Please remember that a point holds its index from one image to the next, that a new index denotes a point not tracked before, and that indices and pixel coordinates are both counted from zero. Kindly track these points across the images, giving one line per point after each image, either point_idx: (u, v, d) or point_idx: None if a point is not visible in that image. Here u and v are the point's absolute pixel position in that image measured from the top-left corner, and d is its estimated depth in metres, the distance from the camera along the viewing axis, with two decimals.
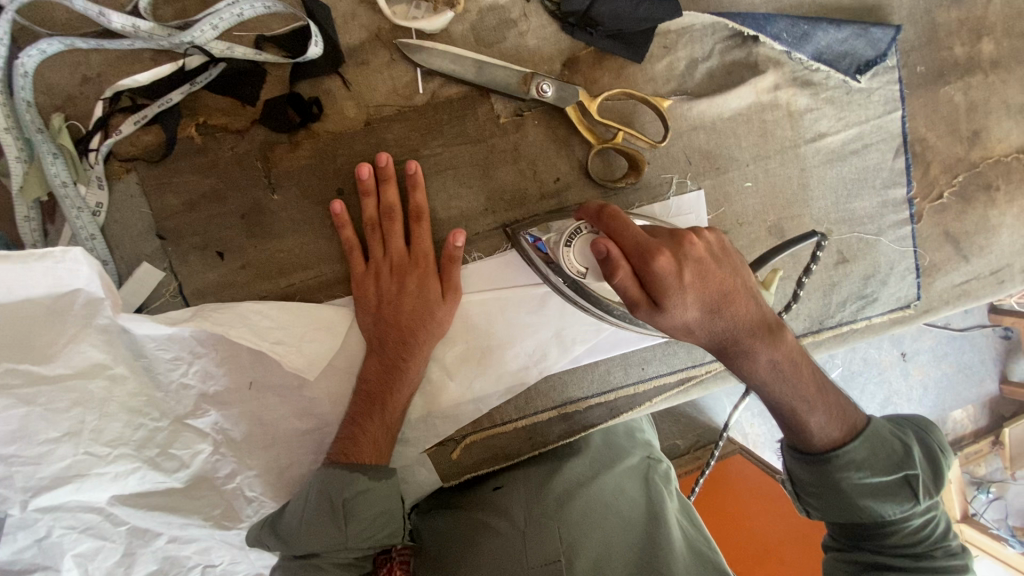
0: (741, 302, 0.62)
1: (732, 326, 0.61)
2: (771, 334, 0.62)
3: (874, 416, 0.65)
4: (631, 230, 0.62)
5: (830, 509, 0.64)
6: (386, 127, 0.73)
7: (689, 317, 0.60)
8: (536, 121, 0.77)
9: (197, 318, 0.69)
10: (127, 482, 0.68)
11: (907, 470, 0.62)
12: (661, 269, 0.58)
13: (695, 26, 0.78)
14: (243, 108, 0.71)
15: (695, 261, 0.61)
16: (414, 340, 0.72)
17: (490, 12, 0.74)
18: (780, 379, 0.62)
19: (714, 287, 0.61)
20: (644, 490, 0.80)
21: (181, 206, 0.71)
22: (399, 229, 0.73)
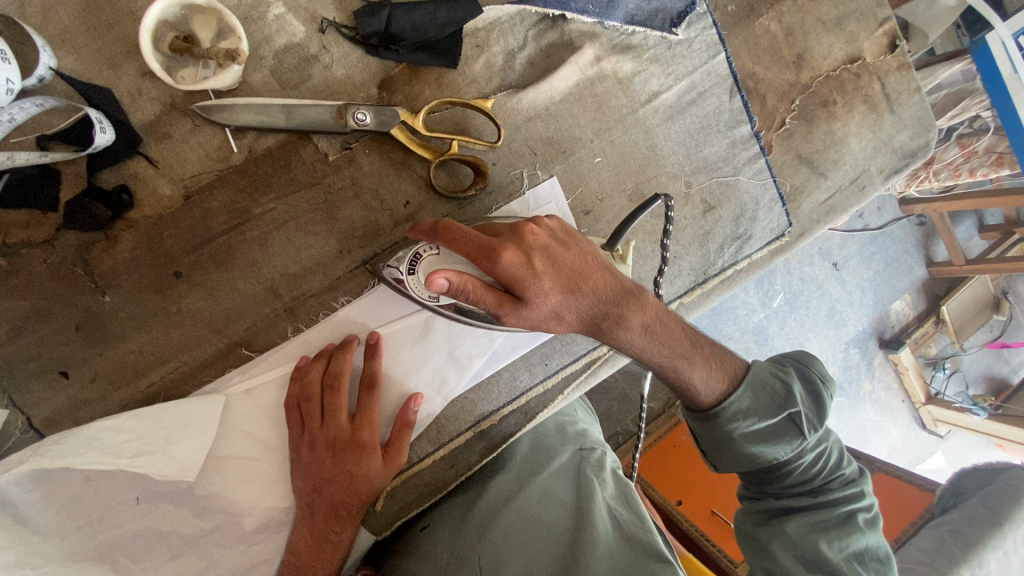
0: (598, 277, 0.64)
1: (600, 310, 0.63)
2: (638, 303, 0.65)
3: (753, 365, 0.74)
4: (469, 235, 0.60)
5: (733, 459, 0.73)
6: (209, 196, 0.70)
7: (553, 307, 0.61)
8: (368, 150, 0.74)
9: (35, 458, 0.63)
10: None
11: (789, 409, 0.72)
12: (510, 268, 0.58)
13: (502, 18, 0.77)
14: (45, 215, 0.65)
15: (543, 249, 0.61)
16: (348, 480, 0.69)
17: (287, 53, 0.71)
18: (655, 342, 0.66)
19: (567, 269, 0.62)
20: (575, 489, 0.82)
21: (4, 336, 0.65)
22: (324, 366, 0.70)
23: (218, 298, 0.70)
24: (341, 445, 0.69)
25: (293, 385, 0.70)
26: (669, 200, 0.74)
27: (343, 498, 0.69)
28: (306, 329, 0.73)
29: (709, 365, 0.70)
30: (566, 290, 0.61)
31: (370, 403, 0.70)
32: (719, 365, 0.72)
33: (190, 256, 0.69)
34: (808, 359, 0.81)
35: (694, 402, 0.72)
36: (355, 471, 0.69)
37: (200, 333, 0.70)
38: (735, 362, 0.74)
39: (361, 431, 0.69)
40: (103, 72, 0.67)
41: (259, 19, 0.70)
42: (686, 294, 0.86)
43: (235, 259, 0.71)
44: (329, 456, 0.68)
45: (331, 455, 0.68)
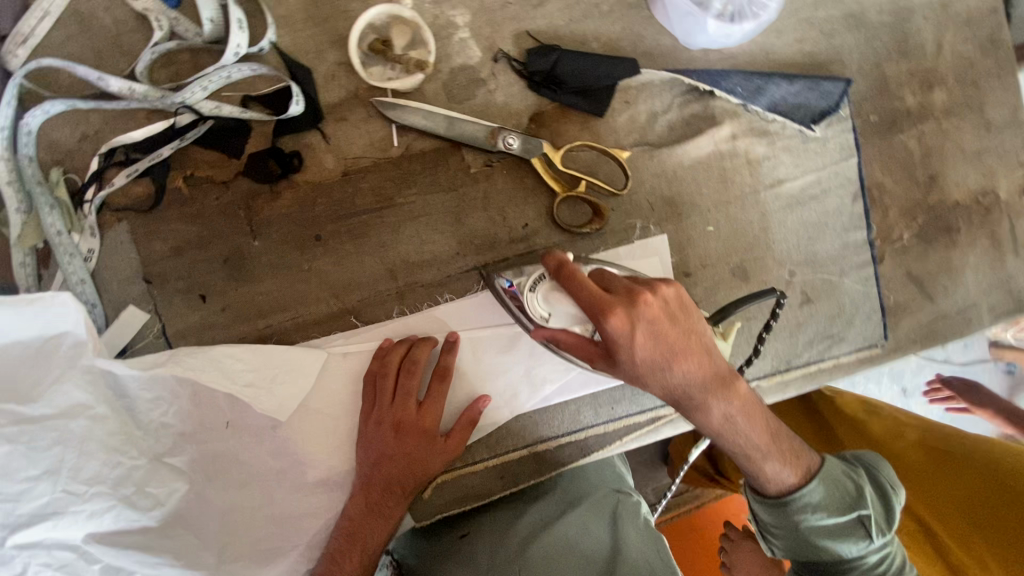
0: (697, 358, 0.64)
1: (691, 385, 0.63)
2: (728, 392, 0.64)
3: (827, 458, 0.71)
4: (585, 288, 0.64)
5: (790, 550, 0.71)
6: (363, 177, 0.79)
7: (643, 375, 0.63)
8: (505, 170, 0.81)
9: (170, 363, 0.73)
10: (103, 520, 0.69)
11: (860, 510, 0.68)
12: (612, 331, 0.61)
13: (654, 82, 0.83)
14: (228, 161, 0.76)
15: (649, 320, 0.62)
16: (402, 466, 0.74)
17: (460, 72, 0.79)
18: (735, 429, 0.65)
19: (665, 344, 0.62)
20: (609, 529, 0.79)
21: (167, 253, 0.75)
22: (400, 354, 0.75)
23: (345, 266, 0.79)
24: (406, 425, 0.74)
25: (378, 371, 0.75)
26: (783, 298, 0.75)
27: (401, 477, 0.74)
28: (409, 313, 0.80)
29: (786, 460, 0.68)
30: (658, 367, 0.62)
31: (438, 395, 0.75)
32: (795, 458, 0.69)
33: (332, 225, 0.78)
34: (878, 462, 0.77)
35: (762, 488, 0.71)
36: (414, 454, 0.74)
37: (321, 294, 0.78)
38: (810, 453, 0.71)
39: (426, 418, 0.74)
40: (309, 55, 0.77)
41: (447, 39, 0.79)
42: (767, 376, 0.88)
43: (368, 237, 0.79)
44: (392, 434, 0.74)
45: (394, 435, 0.74)
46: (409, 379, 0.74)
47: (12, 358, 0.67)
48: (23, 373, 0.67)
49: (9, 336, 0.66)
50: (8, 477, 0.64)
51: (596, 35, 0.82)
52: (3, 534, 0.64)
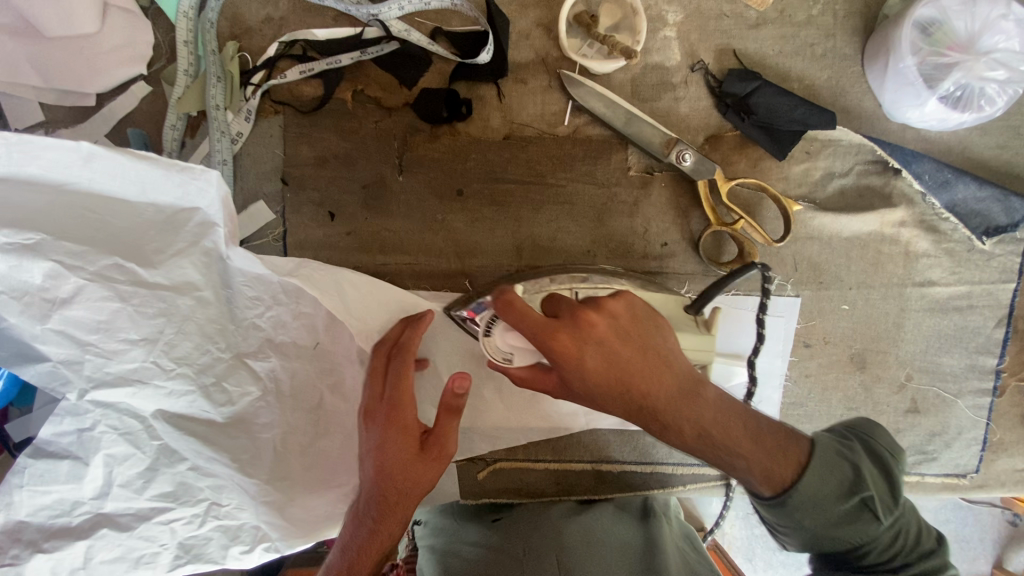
0: (654, 374, 0.55)
1: (656, 404, 0.54)
2: (697, 397, 0.55)
3: (811, 436, 0.59)
4: (527, 318, 0.56)
5: (804, 547, 0.59)
6: (523, 146, 0.75)
7: (606, 403, 0.55)
8: (664, 184, 0.77)
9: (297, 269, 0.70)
10: (177, 402, 0.68)
11: (863, 492, 0.56)
12: (561, 362, 0.54)
13: (843, 141, 0.78)
14: (400, 88, 0.73)
15: (598, 342, 0.54)
16: (386, 467, 0.62)
17: (653, 70, 0.76)
18: (723, 442, 0.55)
19: (613, 371, 0.54)
20: (642, 524, 0.76)
21: (311, 160, 0.73)
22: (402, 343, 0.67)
23: (476, 229, 0.76)
24: (387, 424, 0.63)
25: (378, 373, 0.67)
26: (766, 272, 0.67)
27: (389, 489, 0.62)
28: None
29: (773, 455, 0.56)
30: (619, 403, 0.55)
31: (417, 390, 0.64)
32: (787, 452, 0.57)
33: (477, 184, 0.75)
34: (872, 427, 0.63)
35: (753, 493, 0.59)
36: (402, 455, 0.63)
37: (444, 249, 0.76)
38: (792, 430, 0.59)
39: (405, 417, 0.64)
40: (511, 6, 0.74)
41: (652, 32, 0.76)
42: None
43: (507, 207, 0.76)
44: (376, 435, 0.63)
45: (379, 435, 0.63)
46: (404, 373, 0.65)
47: (141, 218, 0.64)
48: (149, 236, 0.65)
49: (145, 194, 0.63)
50: (108, 333, 0.62)
51: (800, 75, 0.78)
52: (85, 387, 0.63)
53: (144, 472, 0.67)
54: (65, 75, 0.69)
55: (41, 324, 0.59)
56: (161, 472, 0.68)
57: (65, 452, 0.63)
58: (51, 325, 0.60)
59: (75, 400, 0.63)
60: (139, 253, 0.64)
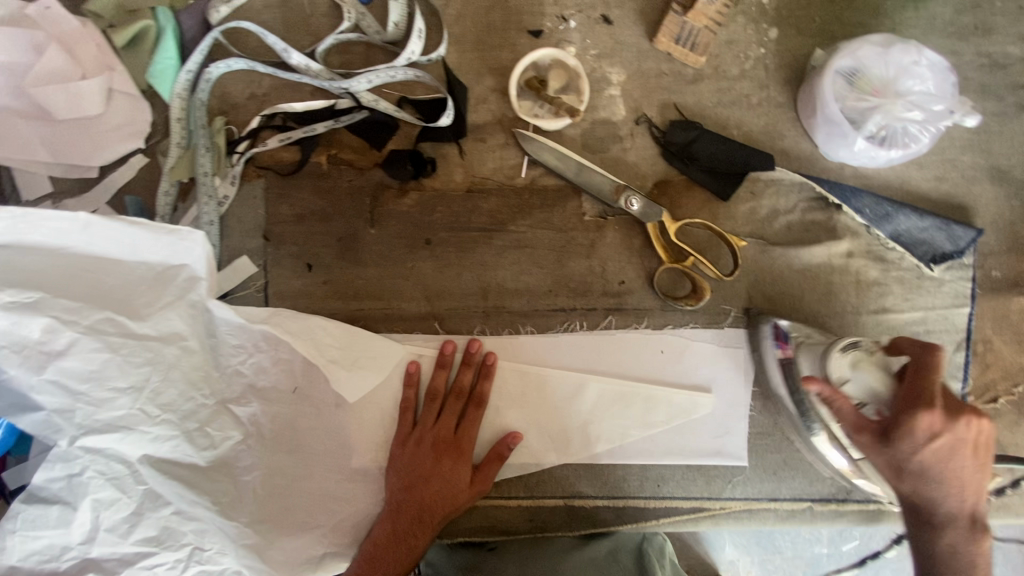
0: (962, 475, 0.66)
1: (941, 501, 0.66)
2: (965, 532, 0.65)
3: None
4: (931, 387, 0.67)
5: None
6: (484, 198, 0.82)
7: (924, 471, 0.66)
8: (617, 227, 0.83)
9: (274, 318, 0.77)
10: (161, 447, 0.72)
11: None
12: (901, 419, 0.66)
13: (784, 180, 0.83)
14: (371, 150, 0.81)
15: (956, 436, 0.66)
16: (434, 484, 0.76)
17: (601, 125, 0.83)
18: (921, 536, 0.67)
19: (954, 476, 0.66)
20: (636, 562, 0.81)
21: (290, 218, 0.80)
22: (445, 376, 0.79)
23: (444, 275, 0.82)
24: (444, 447, 0.78)
25: (412, 404, 0.79)
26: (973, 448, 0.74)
27: (430, 502, 0.76)
28: (489, 334, 0.82)
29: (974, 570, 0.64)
30: (924, 462, 0.66)
31: (474, 425, 0.79)
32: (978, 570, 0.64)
33: (443, 233, 0.82)
34: None
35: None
36: (446, 474, 0.77)
37: (415, 294, 0.82)
38: None
39: (464, 446, 0.78)
40: (469, 75, 0.82)
41: (598, 92, 0.83)
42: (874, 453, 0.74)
43: (472, 253, 0.82)
44: (430, 454, 0.77)
45: (434, 455, 0.77)
46: (453, 406, 0.79)
47: (133, 277, 0.71)
48: (140, 293, 0.71)
49: (139, 255, 0.71)
50: (98, 382, 0.67)
51: (738, 123, 0.84)
52: (76, 434, 0.68)
53: (129, 517, 0.70)
54: (70, 151, 0.77)
55: (38, 375, 0.65)
56: (146, 516, 0.71)
57: (56, 497, 0.68)
58: (48, 376, 0.65)
59: (66, 446, 0.68)
60: (130, 308, 0.70)
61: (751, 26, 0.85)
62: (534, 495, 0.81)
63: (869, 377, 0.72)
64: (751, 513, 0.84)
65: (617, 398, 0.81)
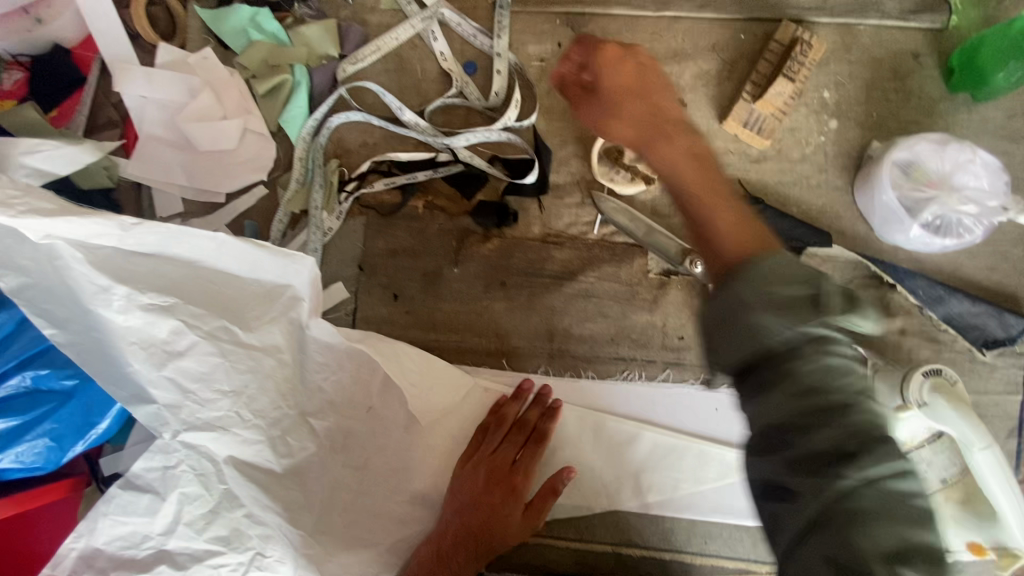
0: (719, 226, 0.68)
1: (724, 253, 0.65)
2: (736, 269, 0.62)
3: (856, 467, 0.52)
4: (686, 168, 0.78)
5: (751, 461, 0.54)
6: (558, 249, 0.90)
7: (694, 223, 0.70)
8: (680, 286, 0.89)
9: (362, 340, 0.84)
10: (246, 450, 0.78)
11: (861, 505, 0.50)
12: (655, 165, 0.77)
13: (839, 257, 0.89)
14: (462, 199, 0.90)
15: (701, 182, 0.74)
16: (485, 510, 0.79)
17: (670, 193, 0.91)
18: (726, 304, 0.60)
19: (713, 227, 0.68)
20: None
21: (384, 252, 0.89)
22: (512, 408, 0.84)
23: (515, 315, 0.89)
24: (499, 475, 0.81)
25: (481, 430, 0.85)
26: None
27: (479, 528, 0.79)
28: (552, 375, 0.88)
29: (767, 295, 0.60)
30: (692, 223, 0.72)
31: (499, 446, 0.83)
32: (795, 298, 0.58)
33: (518, 278, 0.89)
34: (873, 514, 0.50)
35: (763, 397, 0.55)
36: (498, 504, 0.80)
37: (487, 331, 0.89)
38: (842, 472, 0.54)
39: (517, 479, 0.82)
40: (554, 140, 0.92)
41: None
42: (951, 478, 0.75)
43: (543, 298, 0.89)
44: (484, 478, 0.81)
45: (490, 484, 0.81)
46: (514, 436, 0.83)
47: (249, 292, 0.79)
48: (251, 307, 0.79)
49: (254, 273, 0.78)
50: (205, 384, 0.75)
51: (797, 201, 0.91)
52: (178, 428, 0.75)
53: (207, 513, 0.75)
54: (203, 178, 0.88)
55: (157, 370, 0.72)
56: (221, 515, 0.75)
57: (149, 486, 0.74)
58: (166, 373, 0.73)
59: (168, 438, 0.75)
60: (241, 319, 0.78)
61: (812, 116, 0.93)
62: (585, 539, 0.84)
63: (952, 412, 0.71)
64: None
65: (670, 450, 0.84)
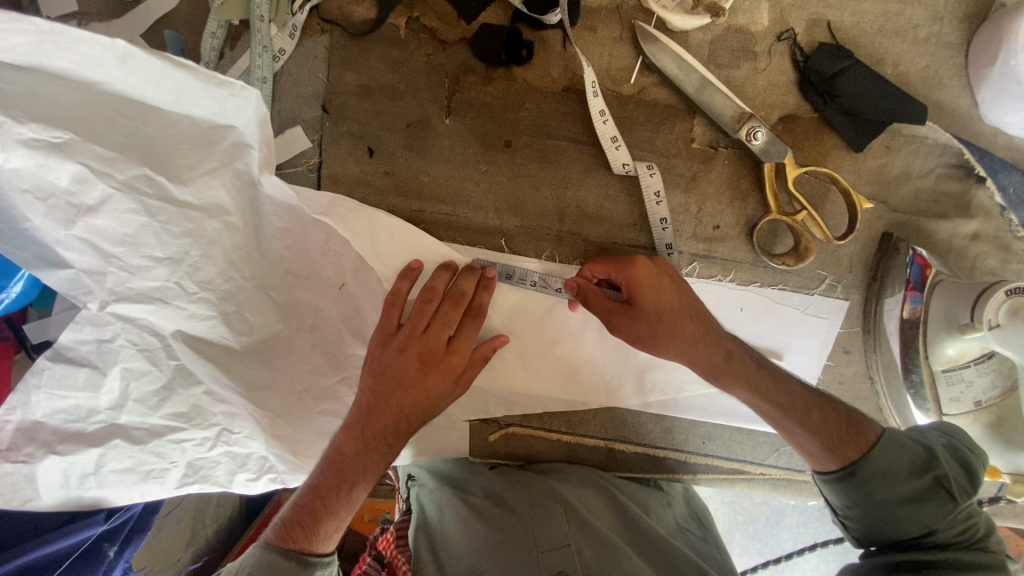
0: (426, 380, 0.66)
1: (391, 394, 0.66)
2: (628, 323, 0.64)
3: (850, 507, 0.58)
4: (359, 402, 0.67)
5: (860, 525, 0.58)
6: (580, 101, 0.71)
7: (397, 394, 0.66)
8: (727, 161, 0.72)
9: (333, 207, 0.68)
10: (198, 325, 0.67)
11: (935, 470, 0.56)
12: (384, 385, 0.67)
13: (928, 139, 0.72)
14: (458, 22, 0.69)
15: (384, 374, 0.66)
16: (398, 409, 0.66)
17: (736, 34, 0.70)
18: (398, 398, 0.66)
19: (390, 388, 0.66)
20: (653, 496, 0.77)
21: (355, 89, 0.69)
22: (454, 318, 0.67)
23: (521, 186, 0.72)
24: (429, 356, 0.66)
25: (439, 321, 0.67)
26: None
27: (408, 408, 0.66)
28: (559, 262, 0.73)
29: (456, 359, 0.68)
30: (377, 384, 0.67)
31: (453, 331, 0.67)
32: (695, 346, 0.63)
33: (527, 137, 0.71)
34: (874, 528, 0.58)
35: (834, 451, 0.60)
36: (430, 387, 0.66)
37: (486, 204, 0.72)
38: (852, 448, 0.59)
39: (427, 325, 0.67)
40: None
41: None
42: (986, 401, 0.68)
43: (556, 165, 0.72)
44: (416, 364, 0.66)
45: (419, 360, 0.66)
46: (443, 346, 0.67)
47: (176, 133, 0.62)
48: (180, 152, 0.62)
49: (185, 106, 0.61)
50: (133, 248, 0.60)
51: (894, 58, 0.71)
52: (106, 299, 0.61)
53: (159, 391, 0.65)
54: None
55: (65, 229, 0.58)
56: (176, 393, 0.66)
57: (83, 360, 0.61)
58: (75, 233, 0.58)
59: (95, 310, 0.61)
60: (169, 169, 0.61)
61: None
62: (573, 430, 0.78)
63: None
64: (788, 483, 0.81)
65: None
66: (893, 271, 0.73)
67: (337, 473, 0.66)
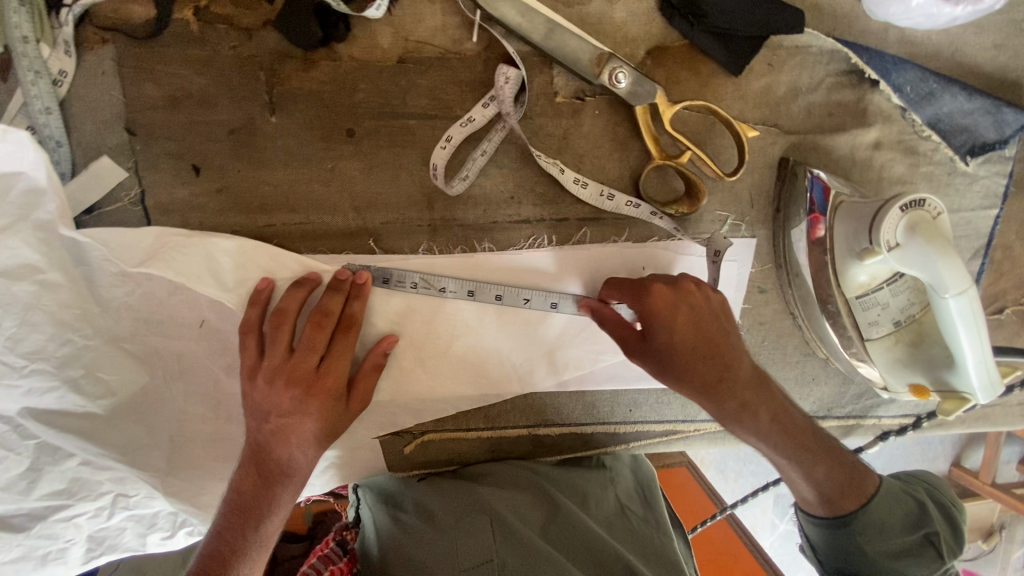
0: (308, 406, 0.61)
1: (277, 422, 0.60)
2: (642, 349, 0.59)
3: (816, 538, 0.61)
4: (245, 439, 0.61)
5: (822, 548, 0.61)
6: (421, 70, 0.63)
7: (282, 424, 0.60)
8: (597, 111, 0.66)
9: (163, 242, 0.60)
10: (43, 398, 0.60)
11: (926, 528, 0.59)
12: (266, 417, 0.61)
13: (811, 48, 0.66)
14: (259, 4, 0.60)
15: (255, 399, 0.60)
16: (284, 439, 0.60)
17: None
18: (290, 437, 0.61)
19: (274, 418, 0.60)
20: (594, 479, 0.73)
21: (160, 102, 0.60)
22: (324, 338, 0.60)
23: (377, 177, 0.64)
24: (300, 377, 0.60)
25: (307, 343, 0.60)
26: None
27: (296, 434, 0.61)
28: (438, 253, 0.66)
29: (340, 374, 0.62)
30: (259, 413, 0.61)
31: (337, 352, 0.61)
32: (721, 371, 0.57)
33: (370, 121, 0.63)
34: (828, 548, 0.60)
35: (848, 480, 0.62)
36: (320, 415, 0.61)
37: (340, 203, 0.64)
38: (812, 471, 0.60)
39: (299, 347, 0.60)
40: None
41: None
42: (905, 320, 0.65)
43: (411, 146, 0.64)
44: (295, 393, 0.60)
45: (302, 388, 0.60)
46: (316, 370, 0.61)
47: None
48: None
49: None
50: None
51: None
52: None
53: (25, 473, 0.60)
54: None
55: None
56: (47, 471, 0.60)
57: None
58: None
59: None
60: None
61: None
62: (492, 425, 0.73)
63: (928, 253, 0.57)
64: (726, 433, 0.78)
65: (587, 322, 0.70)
66: (794, 198, 0.67)
67: (233, 517, 0.59)
